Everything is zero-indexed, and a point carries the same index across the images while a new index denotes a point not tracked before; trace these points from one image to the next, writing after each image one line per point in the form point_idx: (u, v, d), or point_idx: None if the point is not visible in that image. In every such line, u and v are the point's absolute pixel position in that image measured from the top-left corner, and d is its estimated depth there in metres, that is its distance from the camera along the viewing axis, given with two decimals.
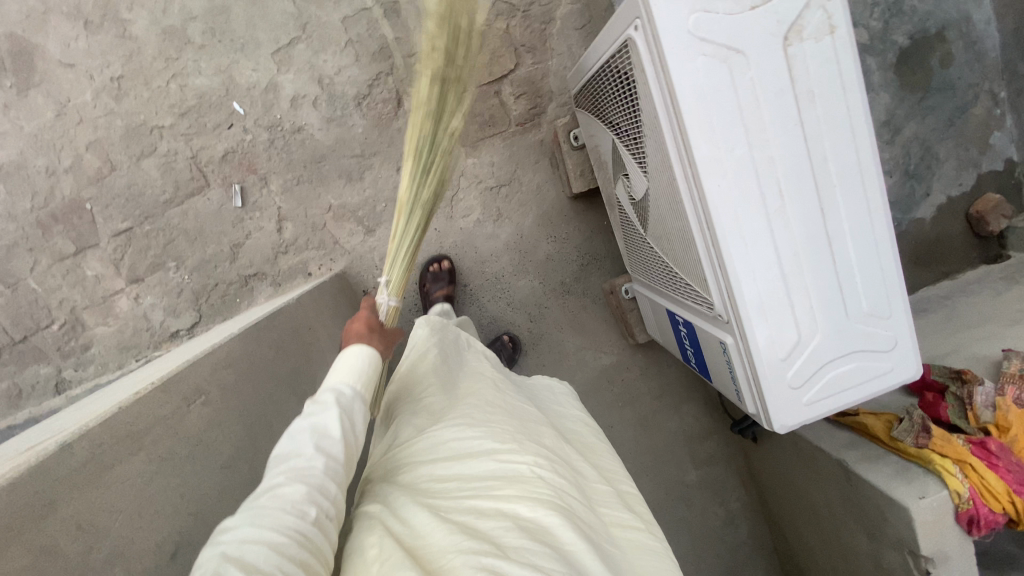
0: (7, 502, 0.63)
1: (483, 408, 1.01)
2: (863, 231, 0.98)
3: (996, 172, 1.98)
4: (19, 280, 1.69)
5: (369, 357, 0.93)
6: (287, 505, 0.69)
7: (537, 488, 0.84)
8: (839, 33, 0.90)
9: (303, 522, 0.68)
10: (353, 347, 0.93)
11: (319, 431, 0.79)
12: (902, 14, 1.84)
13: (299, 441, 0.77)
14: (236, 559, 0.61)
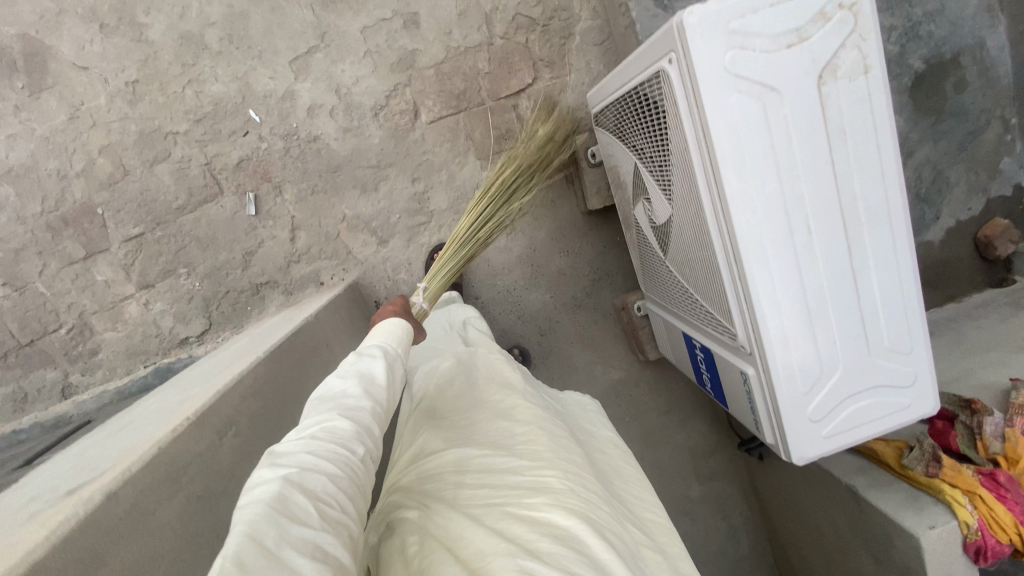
0: (72, 538, 0.53)
1: (511, 423, 1.03)
2: (888, 269, 0.99)
3: (1005, 197, 2.00)
4: (27, 283, 1.67)
5: (405, 327, 1.07)
6: (339, 439, 0.71)
7: (570, 498, 0.83)
8: (873, 73, 0.89)
9: (353, 457, 0.71)
10: (389, 320, 1.06)
11: (367, 376, 0.85)
12: (919, 38, 1.85)
13: (347, 382, 0.82)
14: (298, 483, 0.61)
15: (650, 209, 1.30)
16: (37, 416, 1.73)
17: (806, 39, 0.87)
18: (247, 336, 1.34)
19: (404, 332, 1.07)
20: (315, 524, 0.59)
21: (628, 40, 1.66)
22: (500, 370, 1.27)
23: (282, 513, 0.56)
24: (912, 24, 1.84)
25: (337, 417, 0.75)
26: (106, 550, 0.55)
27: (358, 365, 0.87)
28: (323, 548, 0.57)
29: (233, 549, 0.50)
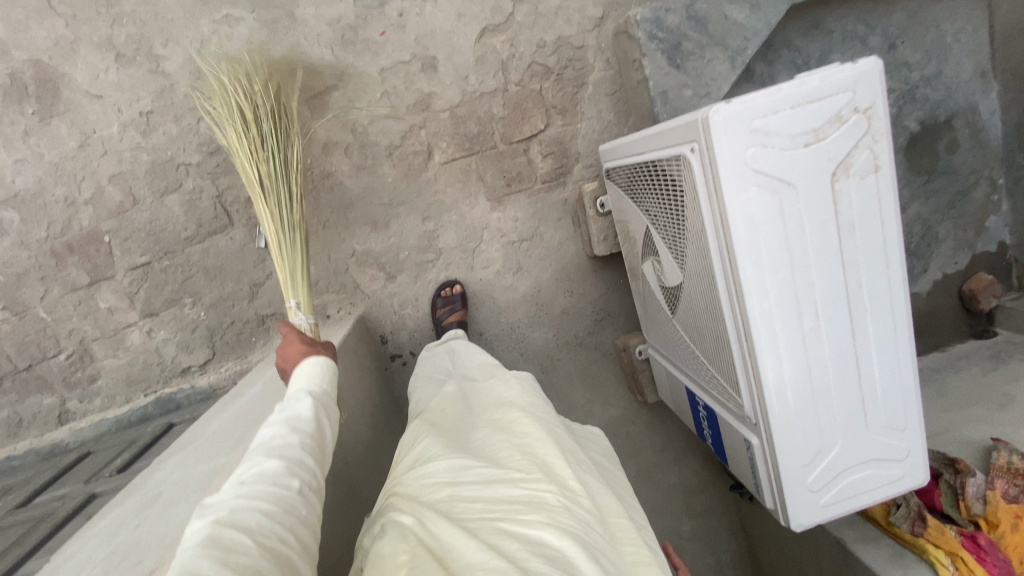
0: None
1: (508, 435, 1.01)
2: (888, 351, 1.04)
3: (989, 253, 2.09)
4: (28, 308, 1.65)
5: (326, 364, 0.95)
6: (269, 478, 0.67)
7: (563, 517, 0.81)
8: (882, 172, 0.95)
9: (288, 493, 0.67)
10: (308, 359, 0.95)
11: (293, 418, 0.79)
12: (916, 100, 1.93)
13: (275, 428, 0.76)
14: (230, 523, 0.59)
15: (660, 270, 1.34)
16: (32, 442, 1.73)
17: (822, 139, 0.91)
18: (260, 381, 1.32)
19: (330, 368, 0.96)
20: (251, 557, 0.57)
21: (640, 93, 1.70)
22: (502, 377, 1.25)
23: (216, 548, 0.55)
24: (910, 86, 1.92)
25: (267, 457, 0.70)
26: None
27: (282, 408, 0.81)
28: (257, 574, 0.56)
29: None
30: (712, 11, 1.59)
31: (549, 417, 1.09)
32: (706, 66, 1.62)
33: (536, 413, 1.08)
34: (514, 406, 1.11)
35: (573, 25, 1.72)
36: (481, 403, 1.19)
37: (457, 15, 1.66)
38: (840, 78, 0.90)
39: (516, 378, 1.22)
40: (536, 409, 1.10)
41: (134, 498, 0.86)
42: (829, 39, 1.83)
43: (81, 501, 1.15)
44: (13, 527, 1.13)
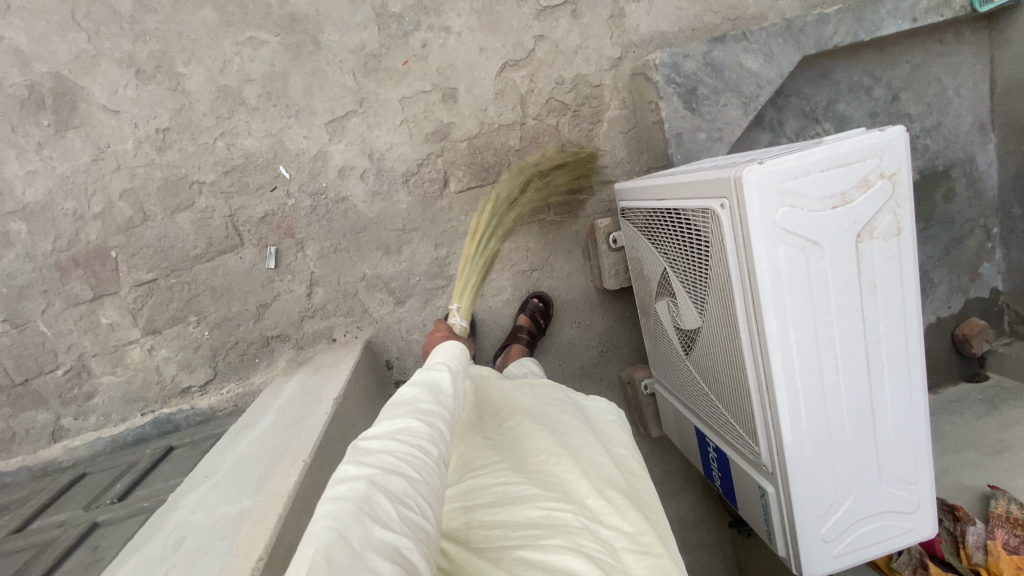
0: None
1: (526, 453, 0.98)
2: (902, 406, 1.06)
3: (981, 298, 2.15)
4: (28, 321, 1.61)
5: (463, 350, 1.10)
6: (417, 441, 0.75)
7: (583, 540, 0.77)
8: (904, 234, 0.98)
9: (427, 463, 0.73)
10: (448, 342, 1.10)
11: (437, 389, 0.90)
12: (916, 150, 2.00)
13: (418, 393, 0.87)
14: (383, 484, 0.64)
15: (676, 311, 1.35)
16: (24, 459, 1.68)
17: (849, 202, 0.94)
18: (271, 411, 1.30)
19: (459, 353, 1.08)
20: (399, 525, 0.61)
21: (654, 133, 1.74)
22: (519, 388, 1.24)
23: (369, 511, 0.60)
24: (911, 137, 1.99)
25: (413, 421, 0.79)
26: None
27: (425, 377, 0.92)
28: (402, 550, 0.58)
29: (326, 543, 0.53)
30: (729, 58, 1.64)
31: (565, 430, 1.05)
32: (720, 111, 1.67)
33: (552, 428, 1.05)
34: (528, 420, 1.08)
35: (592, 64, 1.76)
36: (496, 411, 1.16)
37: (479, 49, 1.69)
38: (868, 145, 0.93)
39: (531, 392, 1.21)
40: (551, 424, 1.07)
41: (152, 541, 0.83)
42: (836, 88, 1.90)
43: (84, 529, 1.11)
44: (14, 555, 1.08)
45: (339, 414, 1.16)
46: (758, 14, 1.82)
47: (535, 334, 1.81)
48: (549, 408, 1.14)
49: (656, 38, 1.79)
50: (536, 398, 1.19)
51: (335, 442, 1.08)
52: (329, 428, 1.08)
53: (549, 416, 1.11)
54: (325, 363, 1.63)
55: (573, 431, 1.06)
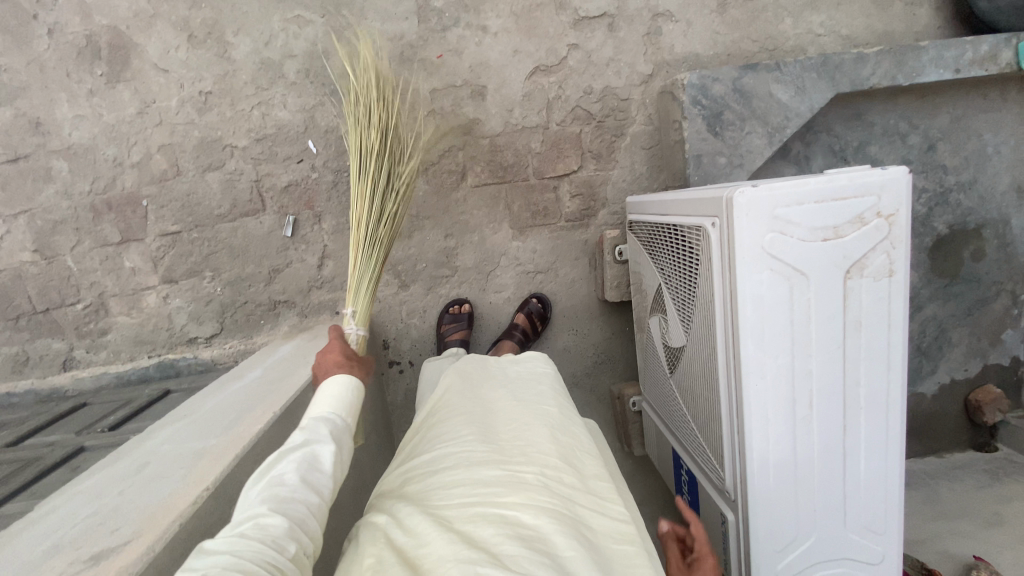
0: None
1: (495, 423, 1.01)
2: (876, 451, 1.04)
3: (1000, 365, 2.06)
4: (57, 255, 1.73)
5: (348, 393, 0.92)
6: (267, 538, 0.62)
7: (542, 496, 0.79)
8: (896, 277, 0.97)
9: (281, 558, 0.61)
10: (335, 382, 0.94)
11: (309, 460, 0.74)
12: (947, 204, 1.94)
13: (287, 464, 0.72)
14: None
15: (666, 329, 1.35)
16: (34, 382, 1.79)
17: (841, 236, 0.94)
18: (260, 367, 1.36)
19: (348, 403, 0.90)
20: None
21: (675, 152, 1.74)
22: (503, 363, 1.28)
23: None
24: (944, 190, 1.93)
25: (270, 510, 0.65)
26: None
27: (303, 442, 0.77)
28: None
29: None
30: (759, 88, 1.64)
31: (538, 401, 1.08)
32: (744, 138, 1.66)
33: (526, 402, 1.08)
34: (504, 395, 1.12)
35: (622, 78, 1.79)
36: (474, 384, 1.19)
37: (513, 51, 1.74)
38: (867, 182, 0.93)
39: (516, 365, 1.25)
40: (526, 398, 1.10)
41: (122, 462, 0.89)
42: (869, 130, 1.86)
43: (70, 451, 1.18)
44: (3, 464, 1.17)
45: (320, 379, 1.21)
46: (798, 48, 1.81)
47: (528, 335, 1.83)
48: (528, 382, 1.17)
49: (689, 60, 1.80)
50: (516, 372, 1.22)
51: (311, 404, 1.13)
52: (308, 390, 1.13)
53: (526, 391, 1.14)
54: (323, 333, 1.69)
55: (546, 401, 1.08)
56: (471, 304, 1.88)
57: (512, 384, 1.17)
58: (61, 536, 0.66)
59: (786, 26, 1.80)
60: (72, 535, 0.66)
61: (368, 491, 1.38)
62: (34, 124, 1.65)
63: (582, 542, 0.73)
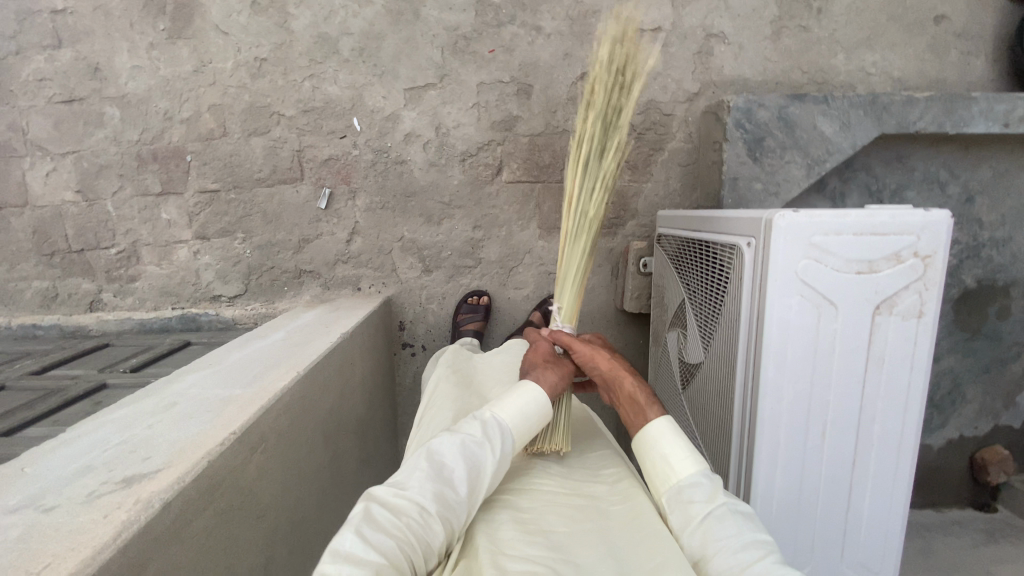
0: (133, 543, 0.53)
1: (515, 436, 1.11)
2: (882, 490, 1.04)
3: (1011, 428, 2.03)
4: (98, 198, 1.78)
5: (539, 411, 0.94)
6: (420, 536, 0.72)
7: (549, 491, 0.88)
8: (925, 319, 0.97)
9: (413, 552, 0.70)
10: (534, 394, 0.95)
11: (477, 471, 0.81)
12: (978, 258, 1.92)
13: (457, 466, 0.80)
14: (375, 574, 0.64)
15: (683, 344, 1.35)
16: (60, 318, 1.84)
17: (875, 271, 0.95)
18: (283, 330, 1.38)
19: (536, 411, 0.94)
20: None
21: (711, 172, 1.74)
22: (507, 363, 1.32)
23: None
24: (976, 243, 1.91)
25: (435, 513, 0.74)
26: (134, 571, 0.52)
27: (475, 445, 0.83)
28: None
29: None
30: (804, 118, 1.64)
31: None
32: (783, 166, 1.66)
33: None
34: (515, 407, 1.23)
35: (667, 93, 1.80)
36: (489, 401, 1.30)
37: (564, 54, 1.76)
38: (908, 221, 0.94)
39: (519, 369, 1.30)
40: None
41: (148, 400, 0.91)
42: (908, 175, 1.85)
43: (92, 386, 1.22)
44: (28, 391, 1.21)
45: (341, 349, 1.23)
46: (847, 84, 1.81)
47: None
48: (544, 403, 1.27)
49: (736, 83, 1.80)
50: None
51: (330, 371, 1.15)
52: (329, 357, 1.15)
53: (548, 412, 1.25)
54: (344, 307, 1.72)
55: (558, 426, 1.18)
56: (489, 297, 1.89)
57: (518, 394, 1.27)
58: (91, 460, 0.68)
59: (838, 62, 1.80)
60: (104, 461, 0.67)
61: (368, 465, 1.40)
62: (93, 69, 1.71)
63: (583, 526, 0.79)
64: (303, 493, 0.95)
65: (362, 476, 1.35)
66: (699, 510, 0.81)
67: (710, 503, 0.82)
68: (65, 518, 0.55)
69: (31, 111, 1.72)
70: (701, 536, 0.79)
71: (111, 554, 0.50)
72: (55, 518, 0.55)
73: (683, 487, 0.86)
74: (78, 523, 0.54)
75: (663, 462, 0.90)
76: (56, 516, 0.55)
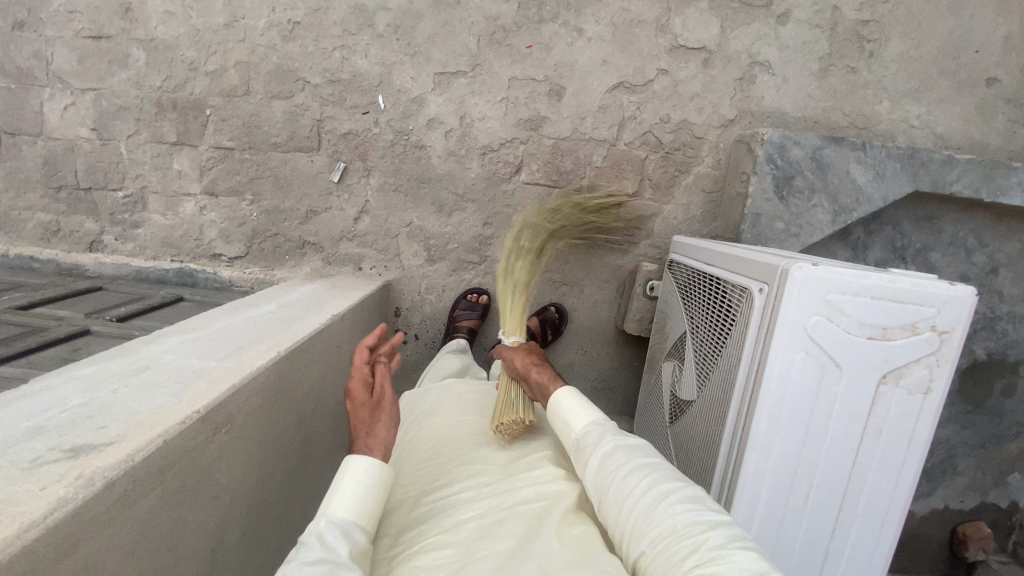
0: (65, 522, 0.50)
1: (448, 454, 1.05)
2: (858, 561, 1.00)
3: (998, 506, 1.98)
4: (112, 139, 1.75)
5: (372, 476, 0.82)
6: None
7: (461, 533, 0.81)
8: (931, 395, 0.93)
9: None
10: (352, 465, 0.82)
11: None
12: (992, 330, 1.86)
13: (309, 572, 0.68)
14: None
15: (678, 377, 1.32)
16: (58, 254, 1.83)
17: (888, 339, 0.90)
18: (276, 301, 1.36)
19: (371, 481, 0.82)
20: None
21: (734, 204, 1.69)
22: (464, 387, 1.28)
23: None
24: (993, 315, 1.85)
25: None
26: (63, 551, 0.50)
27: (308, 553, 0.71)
28: None
29: None
30: (838, 163, 1.58)
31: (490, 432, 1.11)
32: (808, 209, 1.60)
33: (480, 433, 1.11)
34: (451, 417, 1.16)
35: (702, 115, 1.74)
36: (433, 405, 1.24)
37: (601, 61, 1.71)
38: (930, 292, 0.89)
39: (462, 393, 1.25)
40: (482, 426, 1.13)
41: (122, 359, 0.89)
42: (936, 236, 1.79)
43: (76, 331, 1.20)
44: (11, 327, 1.20)
45: (330, 330, 1.21)
46: (888, 133, 1.75)
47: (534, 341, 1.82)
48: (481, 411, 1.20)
49: (774, 116, 1.75)
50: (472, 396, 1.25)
51: (314, 353, 1.12)
52: (315, 338, 1.12)
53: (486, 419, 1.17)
54: (342, 285, 1.70)
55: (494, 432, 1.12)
56: (489, 296, 1.86)
57: (453, 405, 1.20)
58: (45, 420, 0.66)
59: (882, 109, 1.74)
60: (57, 424, 0.65)
61: (340, 449, 1.38)
62: (124, 8, 1.68)
63: (497, 551, 0.76)
64: (265, 477, 0.93)
65: (333, 460, 1.34)
66: (594, 449, 0.88)
67: (603, 441, 0.89)
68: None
69: (57, 41, 1.70)
70: (600, 471, 0.85)
71: (39, 533, 0.48)
72: None
73: (587, 447, 0.90)
74: (11, 493, 0.51)
75: (571, 429, 0.96)
76: None
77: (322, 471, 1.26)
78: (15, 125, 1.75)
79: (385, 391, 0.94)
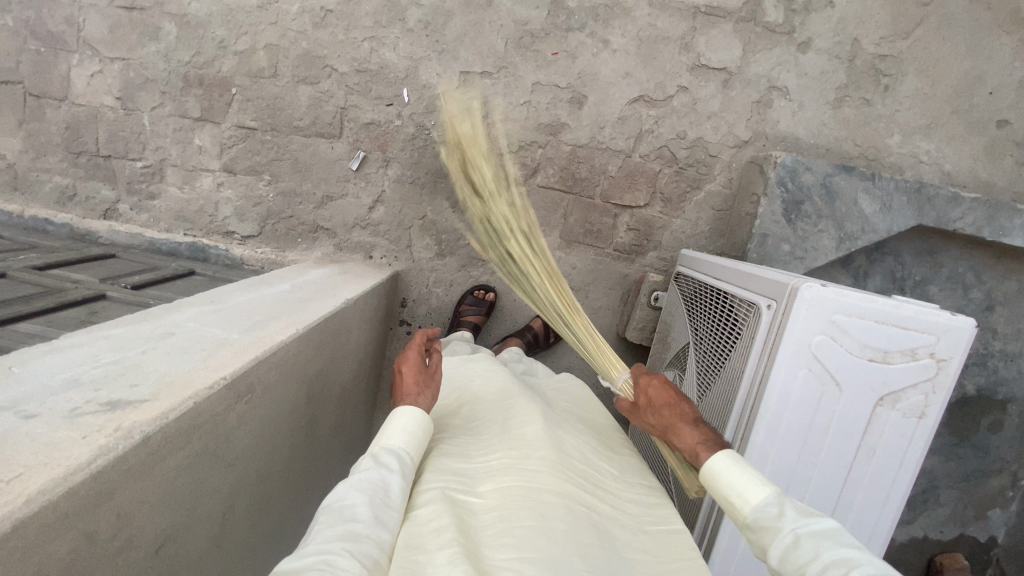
0: (104, 470, 0.53)
1: (497, 413, 1.02)
2: None
3: (976, 539, 2.02)
4: (136, 110, 1.77)
5: (420, 425, 0.88)
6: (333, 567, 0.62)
7: (511, 480, 0.81)
8: (925, 420, 0.96)
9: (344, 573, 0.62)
10: (401, 412, 0.89)
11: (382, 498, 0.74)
12: (984, 366, 1.90)
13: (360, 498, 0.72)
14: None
15: (677, 385, 1.35)
16: (72, 219, 1.84)
17: (887, 362, 0.94)
18: (290, 282, 1.38)
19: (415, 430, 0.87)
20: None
21: (742, 223, 1.73)
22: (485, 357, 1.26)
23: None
24: (985, 352, 1.90)
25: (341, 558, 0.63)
26: (100, 498, 0.53)
27: (367, 474, 0.77)
28: None
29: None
30: (847, 192, 1.62)
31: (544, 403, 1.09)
32: (815, 233, 1.64)
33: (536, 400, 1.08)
34: (495, 378, 1.15)
35: (718, 134, 1.78)
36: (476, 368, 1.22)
37: (624, 73, 1.74)
38: (930, 320, 0.93)
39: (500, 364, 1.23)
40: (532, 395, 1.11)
41: (145, 324, 0.91)
42: (935, 269, 1.83)
43: (91, 295, 1.22)
44: (29, 285, 1.21)
45: (342, 314, 1.23)
46: (896, 166, 1.80)
47: (537, 341, 1.85)
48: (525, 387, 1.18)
49: (787, 140, 1.79)
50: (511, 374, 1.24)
51: (327, 335, 1.14)
52: (329, 320, 1.15)
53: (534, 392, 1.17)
54: (352, 271, 1.72)
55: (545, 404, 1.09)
56: (495, 293, 1.88)
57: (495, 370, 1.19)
58: (79, 375, 0.68)
59: (893, 142, 1.79)
60: (91, 379, 0.67)
61: (341, 431, 1.39)
62: None
63: (546, 520, 0.74)
64: (274, 450, 0.95)
65: (335, 441, 1.36)
66: (774, 542, 0.76)
67: (783, 526, 0.77)
68: (41, 430, 0.54)
69: (90, 9, 1.72)
70: (784, 564, 0.75)
71: (83, 477, 0.50)
72: (34, 428, 0.55)
73: (758, 518, 0.79)
74: (55, 438, 0.53)
75: (737, 493, 0.82)
76: (35, 426, 0.55)
77: (324, 450, 1.27)
78: (41, 87, 1.76)
79: (437, 365, 1.04)
